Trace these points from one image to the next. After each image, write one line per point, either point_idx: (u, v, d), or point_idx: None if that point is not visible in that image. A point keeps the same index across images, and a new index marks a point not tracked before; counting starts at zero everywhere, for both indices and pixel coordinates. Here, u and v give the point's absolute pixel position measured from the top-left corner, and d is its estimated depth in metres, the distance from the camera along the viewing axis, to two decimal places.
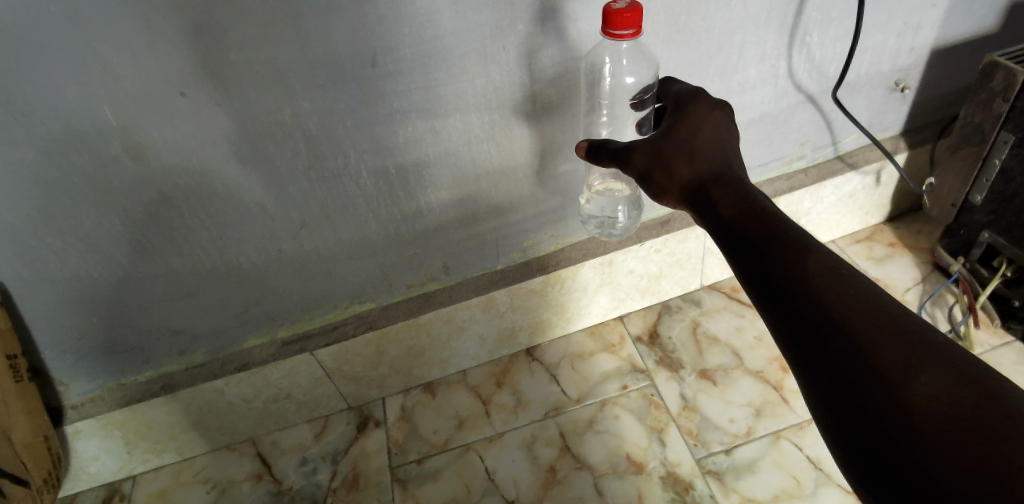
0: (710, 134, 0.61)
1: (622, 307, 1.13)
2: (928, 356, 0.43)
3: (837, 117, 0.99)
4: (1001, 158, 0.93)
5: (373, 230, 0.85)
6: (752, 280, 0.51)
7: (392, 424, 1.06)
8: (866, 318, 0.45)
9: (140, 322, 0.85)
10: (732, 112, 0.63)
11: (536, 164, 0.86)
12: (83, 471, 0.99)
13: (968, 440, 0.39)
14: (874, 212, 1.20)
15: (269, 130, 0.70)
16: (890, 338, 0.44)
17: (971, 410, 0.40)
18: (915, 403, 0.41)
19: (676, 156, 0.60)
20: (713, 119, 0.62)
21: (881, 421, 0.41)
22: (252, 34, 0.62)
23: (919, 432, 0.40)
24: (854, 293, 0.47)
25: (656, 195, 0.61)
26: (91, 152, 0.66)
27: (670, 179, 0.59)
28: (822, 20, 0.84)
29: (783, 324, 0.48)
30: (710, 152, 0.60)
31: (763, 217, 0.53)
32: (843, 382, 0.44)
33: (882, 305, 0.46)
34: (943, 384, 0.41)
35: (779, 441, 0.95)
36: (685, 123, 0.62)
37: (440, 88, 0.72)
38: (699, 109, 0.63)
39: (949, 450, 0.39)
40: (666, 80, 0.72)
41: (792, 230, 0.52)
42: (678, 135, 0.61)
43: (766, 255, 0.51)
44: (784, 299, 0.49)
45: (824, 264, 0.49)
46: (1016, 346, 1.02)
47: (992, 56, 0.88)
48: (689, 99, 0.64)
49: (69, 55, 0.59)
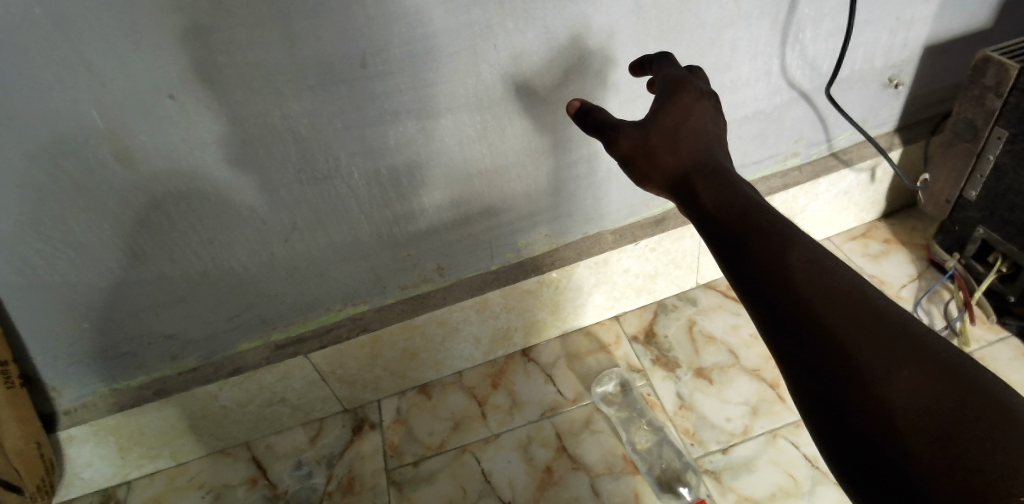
0: (695, 125, 0.57)
1: (617, 306, 1.13)
2: (911, 350, 0.43)
3: (831, 114, 0.98)
4: (994, 154, 0.93)
5: (364, 232, 0.84)
6: (735, 274, 0.51)
7: (388, 426, 1.05)
8: (850, 315, 0.45)
9: (132, 328, 0.84)
10: (720, 102, 0.59)
11: (528, 164, 0.85)
12: (76, 477, 0.99)
13: (947, 437, 0.40)
14: (869, 209, 1.19)
15: (260, 133, 0.69)
16: (873, 333, 0.44)
17: (953, 406, 0.41)
18: (898, 400, 0.41)
19: (660, 146, 0.57)
20: (699, 109, 0.58)
21: (863, 418, 0.42)
22: (238, 37, 0.62)
23: (900, 430, 0.41)
24: (837, 286, 0.46)
25: (639, 181, 0.59)
26: (79, 158, 0.65)
27: (654, 168, 0.57)
28: (814, 17, 0.83)
29: (765, 318, 0.48)
30: (695, 143, 0.57)
31: (745, 210, 0.52)
32: (829, 383, 0.44)
33: (865, 297, 0.46)
34: (925, 379, 0.42)
35: (775, 439, 0.95)
36: (671, 110, 0.57)
37: (430, 89, 0.72)
38: (687, 95, 0.58)
39: (929, 448, 0.40)
40: (659, 58, 0.65)
41: (774, 222, 0.51)
42: (663, 122, 0.57)
43: (748, 250, 0.50)
44: (766, 295, 0.48)
45: (806, 258, 0.48)
46: (1012, 342, 1.02)
47: (985, 52, 0.87)
48: (674, 81, 0.59)
49: (56, 60, 0.59)
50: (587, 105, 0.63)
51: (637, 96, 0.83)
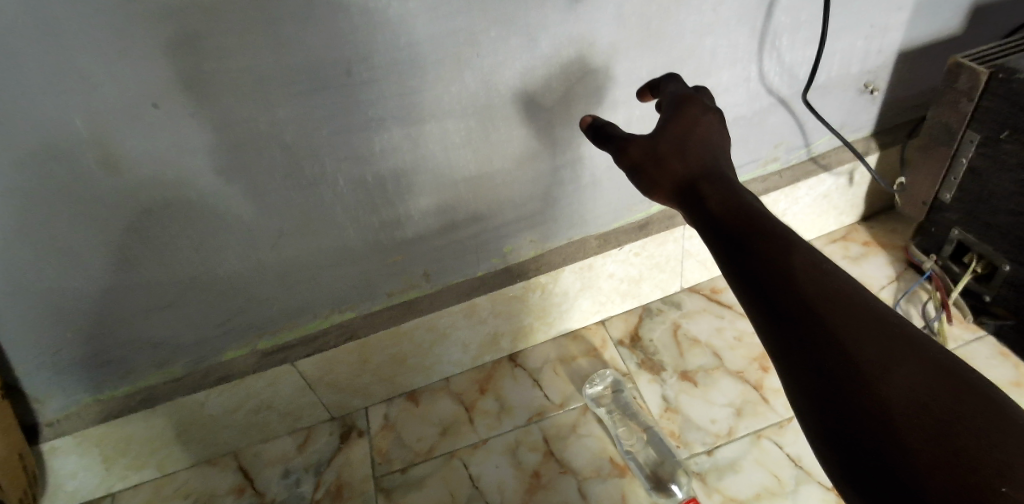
0: (704, 136, 0.59)
1: (603, 310, 1.14)
2: (908, 351, 0.45)
3: (809, 120, 1.01)
4: (968, 157, 0.95)
5: (351, 237, 0.85)
6: (737, 275, 0.52)
7: (376, 433, 1.05)
8: (848, 315, 0.47)
9: (118, 337, 0.84)
10: (725, 118, 0.61)
11: (513, 168, 0.86)
12: (60, 488, 0.97)
13: (942, 428, 0.41)
14: (849, 212, 1.22)
15: (247, 140, 0.70)
16: (872, 334, 0.46)
17: (947, 401, 0.42)
18: (897, 397, 0.43)
19: (669, 154, 0.58)
20: (706, 121, 0.60)
21: (862, 414, 0.43)
22: (225, 45, 0.62)
23: (897, 424, 0.42)
24: (835, 287, 0.48)
25: (647, 189, 0.60)
26: (64, 166, 0.65)
27: (662, 174, 0.58)
28: (792, 24, 0.86)
29: (766, 318, 0.49)
30: (703, 152, 0.58)
31: (750, 214, 0.53)
32: (828, 379, 0.45)
33: (861, 299, 0.48)
34: (918, 375, 0.44)
35: (760, 440, 0.96)
36: (680, 122, 0.59)
37: (416, 96, 0.73)
38: (694, 110, 0.60)
39: (925, 440, 0.41)
40: (668, 77, 0.68)
41: (776, 227, 0.52)
42: (672, 132, 0.58)
43: (750, 252, 0.51)
44: (769, 295, 0.50)
45: (805, 260, 0.50)
46: (989, 341, 1.04)
47: (957, 58, 0.90)
48: (683, 97, 0.62)
49: (41, 69, 0.59)
50: (600, 121, 0.66)
51: (620, 103, 0.84)
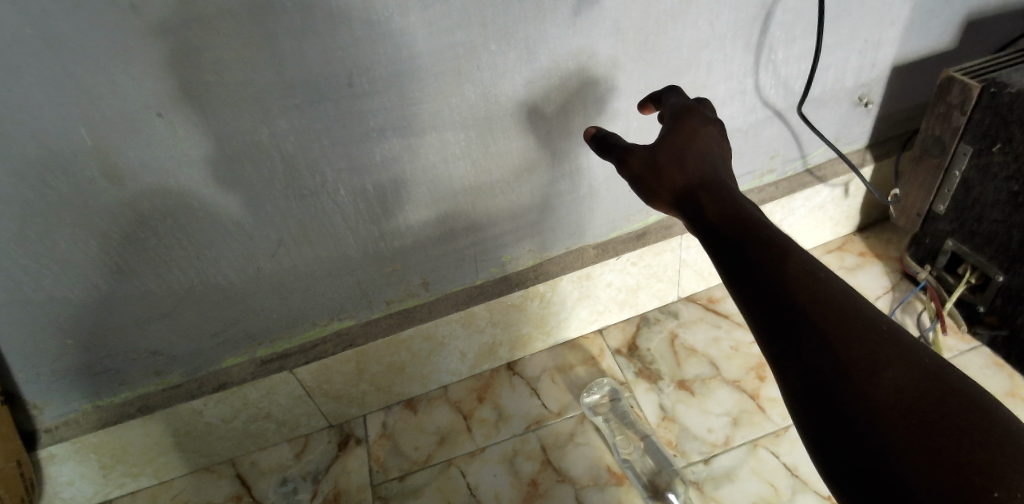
0: (702, 147, 0.60)
1: (600, 320, 1.14)
2: (899, 356, 0.46)
3: (804, 131, 1.02)
4: (961, 169, 0.96)
5: (351, 246, 0.85)
6: (733, 281, 0.52)
7: (373, 441, 1.05)
8: (841, 320, 0.47)
9: (117, 344, 0.84)
10: (723, 130, 0.62)
11: (512, 179, 0.87)
12: (57, 497, 0.97)
13: (928, 430, 0.42)
14: (844, 223, 1.23)
15: (247, 151, 0.71)
16: (866, 340, 0.46)
17: (935, 404, 0.43)
18: (887, 401, 0.44)
19: (667, 164, 0.59)
20: (704, 133, 0.60)
21: (853, 417, 0.44)
22: (227, 57, 0.63)
23: (885, 427, 0.43)
24: (829, 293, 0.49)
25: (645, 197, 0.60)
26: (68, 175, 0.66)
27: (660, 183, 0.59)
28: (787, 38, 0.87)
29: (761, 323, 0.50)
30: (701, 162, 0.59)
31: (747, 222, 0.54)
32: (821, 382, 0.46)
33: (855, 305, 0.49)
34: (907, 378, 0.45)
35: (756, 449, 0.97)
36: (679, 133, 0.60)
37: (416, 107, 0.74)
38: (692, 122, 0.61)
39: (912, 443, 0.42)
40: (668, 89, 0.68)
41: (773, 234, 0.52)
42: (670, 143, 0.59)
43: (747, 257, 0.52)
44: (765, 299, 0.50)
45: (802, 265, 0.50)
46: (983, 351, 1.05)
47: (949, 72, 0.91)
48: (682, 108, 0.63)
49: (45, 78, 0.60)
50: (602, 132, 0.66)
51: (618, 114, 0.85)
